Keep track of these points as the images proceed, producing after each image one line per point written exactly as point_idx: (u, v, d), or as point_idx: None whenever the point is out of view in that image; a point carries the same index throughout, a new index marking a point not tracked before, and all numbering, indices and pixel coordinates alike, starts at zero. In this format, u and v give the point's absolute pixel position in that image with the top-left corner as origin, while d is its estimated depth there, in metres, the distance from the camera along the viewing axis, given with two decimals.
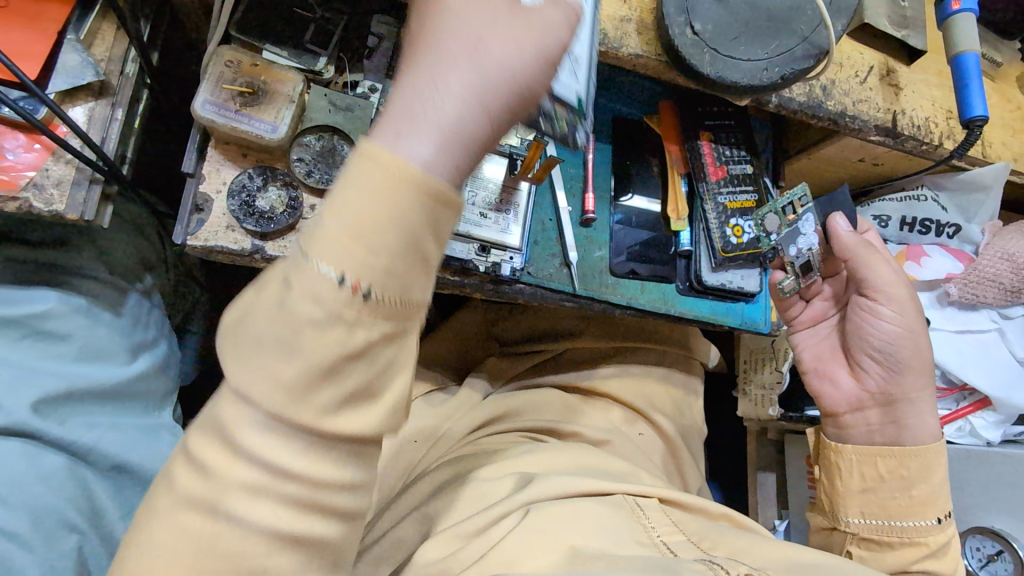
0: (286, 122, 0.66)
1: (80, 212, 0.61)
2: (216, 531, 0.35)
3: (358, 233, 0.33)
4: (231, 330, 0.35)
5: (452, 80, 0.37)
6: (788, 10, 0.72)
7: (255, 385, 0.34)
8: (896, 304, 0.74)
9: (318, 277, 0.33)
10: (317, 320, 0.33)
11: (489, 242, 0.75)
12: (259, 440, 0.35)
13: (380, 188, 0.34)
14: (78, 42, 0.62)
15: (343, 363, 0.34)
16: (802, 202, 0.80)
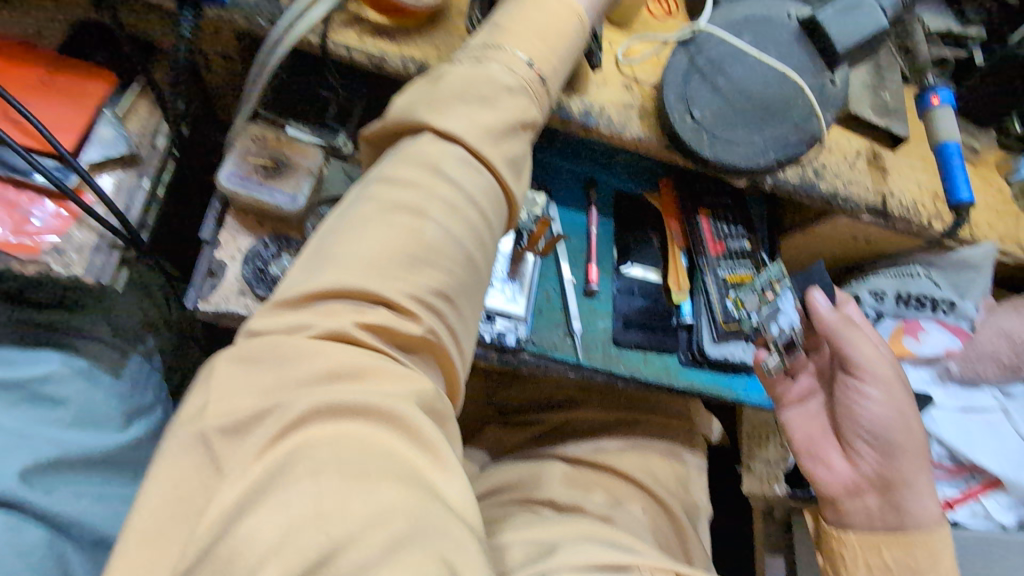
0: (305, 193, 0.69)
1: (98, 276, 0.62)
2: (420, 226, 0.48)
3: (547, 37, 0.59)
4: (435, 97, 0.54)
5: None
6: (782, 99, 0.76)
7: (460, 125, 0.53)
8: (881, 383, 0.74)
9: (514, 56, 0.57)
10: (510, 87, 0.56)
11: (495, 311, 0.77)
12: (458, 166, 0.52)
13: (548, 10, 0.59)
14: (115, 117, 0.66)
15: (513, 126, 0.56)
16: (779, 280, 0.82)
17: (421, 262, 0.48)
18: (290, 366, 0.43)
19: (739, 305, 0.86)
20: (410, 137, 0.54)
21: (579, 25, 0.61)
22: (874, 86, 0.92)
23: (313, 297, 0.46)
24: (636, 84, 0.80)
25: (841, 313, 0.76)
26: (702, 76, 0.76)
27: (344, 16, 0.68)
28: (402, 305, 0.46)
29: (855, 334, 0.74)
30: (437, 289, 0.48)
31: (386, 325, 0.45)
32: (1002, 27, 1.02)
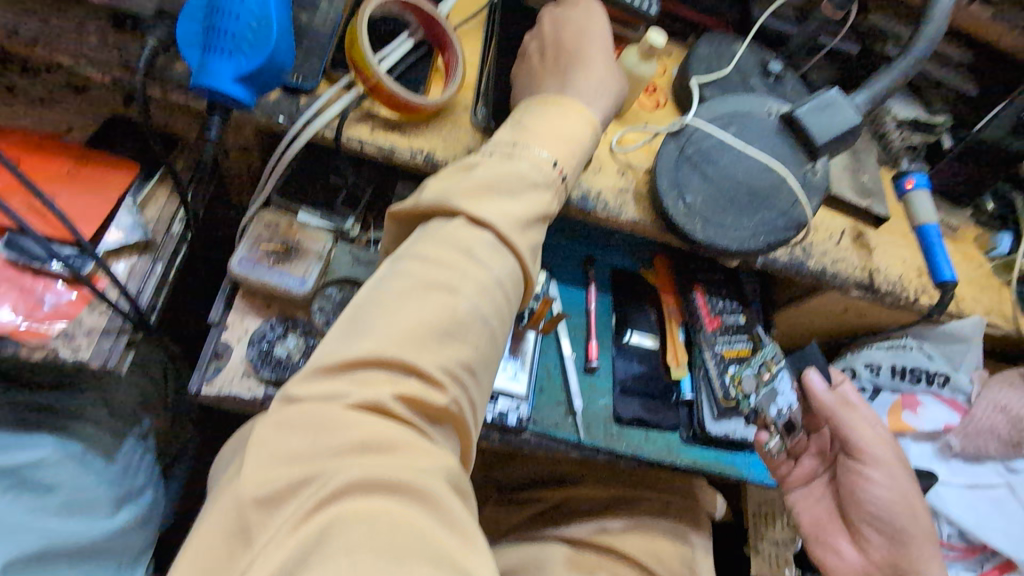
0: (314, 276, 0.72)
1: (104, 360, 0.63)
2: (450, 307, 0.49)
3: (568, 140, 0.62)
4: (470, 186, 0.55)
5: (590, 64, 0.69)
6: (769, 187, 0.81)
7: (492, 213, 0.54)
8: (881, 466, 0.77)
9: (540, 155, 0.59)
10: (538, 184, 0.58)
11: (497, 389, 0.77)
12: (488, 250, 0.53)
13: (568, 117, 0.63)
14: (134, 205, 0.68)
15: (536, 217, 0.57)
16: (774, 361, 0.84)
17: (452, 336, 0.48)
18: (325, 439, 0.43)
19: (736, 389, 0.85)
20: (443, 217, 0.55)
21: (594, 131, 0.65)
22: (853, 169, 0.98)
23: (343, 369, 0.46)
24: (630, 170, 0.84)
25: (836, 395, 0.78)
26: (692, 165, 0.81)
27: (357, 112, 0.72)
28: (434, 378, 0.46)
29: (852, 417, 0.77)
30: (464, 362, 0.49)
31: (418, 396, 0.45)
32: (966, 114, 1.09)
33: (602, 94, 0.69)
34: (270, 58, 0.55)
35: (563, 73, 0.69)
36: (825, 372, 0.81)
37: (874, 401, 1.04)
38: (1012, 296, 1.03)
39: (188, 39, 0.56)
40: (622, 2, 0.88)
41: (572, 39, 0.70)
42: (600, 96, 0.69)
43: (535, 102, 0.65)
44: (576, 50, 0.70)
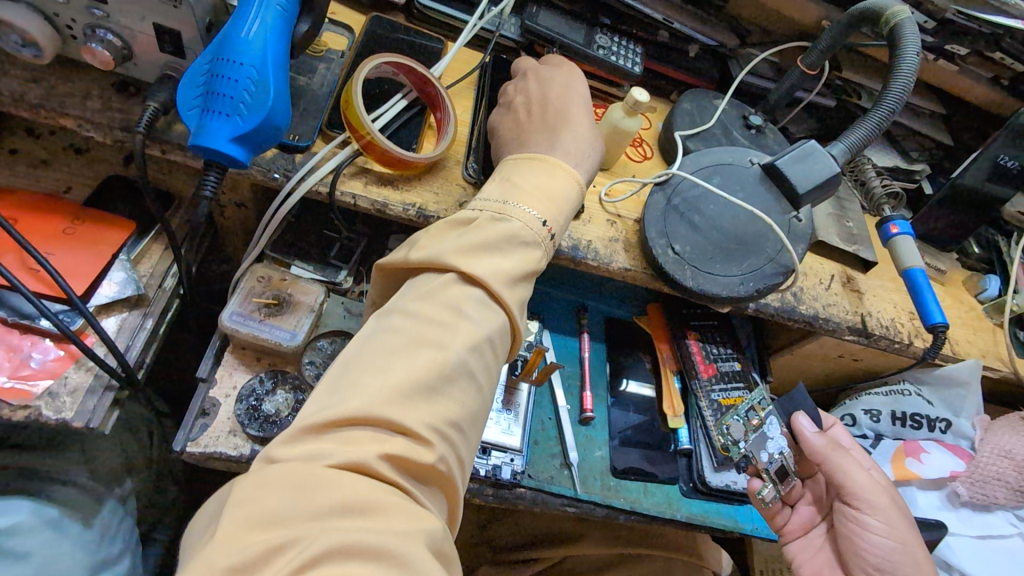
0: (304, 328, 0.71)
1: (87, 420, 0.61)
2: (436, 363, 0.48)
3: (555, 199, 0.63)
4: (464, 243, 0.55)
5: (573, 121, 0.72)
6: (754, 235, 0.82)
7: (484, 270, 0.54)
8: (880, 513, 0.71)
9: (529, 214, 0.60)
10: (528, 242, 0.59)
11: (490, 443, 0.76)
12: (478, 307, 0.53)
13: (555, 176, 0.64)
14: (128, 261, 0.69)
15: (525, 272, 0.58)
16: (762, 406, 0.78)
17: (440, 393, 0.48)
18: (305, 501, 0.41)
19: (728, 434, 0.82)
20: (433, 273, 0.55)
21: (578, 188, 0.65)
22: (838, 216, 1.00)
23: (327, 427, 0.44)
24: (619, 220, 0.86)
25: (827, 438, 0.73)
26: (679, 215, 0.82)
27: (351, 168, 0.74)
28: (421, 437, 0.45)
29: (846, 460, 0.72)
30: (452, 419, 0.48)
31: (405, 456, 0.44)
32: (943, 162, 1.13)
33: (585, 154, 0.70)
34: (267, 117, 0.58)
35: (552, 128, 0.71)
36: (815, 415, 0.75)
37: (875, 450, 1.02)
38: (1006, 338, 1.03)
39: (187, 102, 0.57)
40: (606, 62, 0.93)
41: (557, 99, 0.74)
42: (584, 156, 0.70)
43: (521, 161, 0.66)
44: (561, 111, 0.72)
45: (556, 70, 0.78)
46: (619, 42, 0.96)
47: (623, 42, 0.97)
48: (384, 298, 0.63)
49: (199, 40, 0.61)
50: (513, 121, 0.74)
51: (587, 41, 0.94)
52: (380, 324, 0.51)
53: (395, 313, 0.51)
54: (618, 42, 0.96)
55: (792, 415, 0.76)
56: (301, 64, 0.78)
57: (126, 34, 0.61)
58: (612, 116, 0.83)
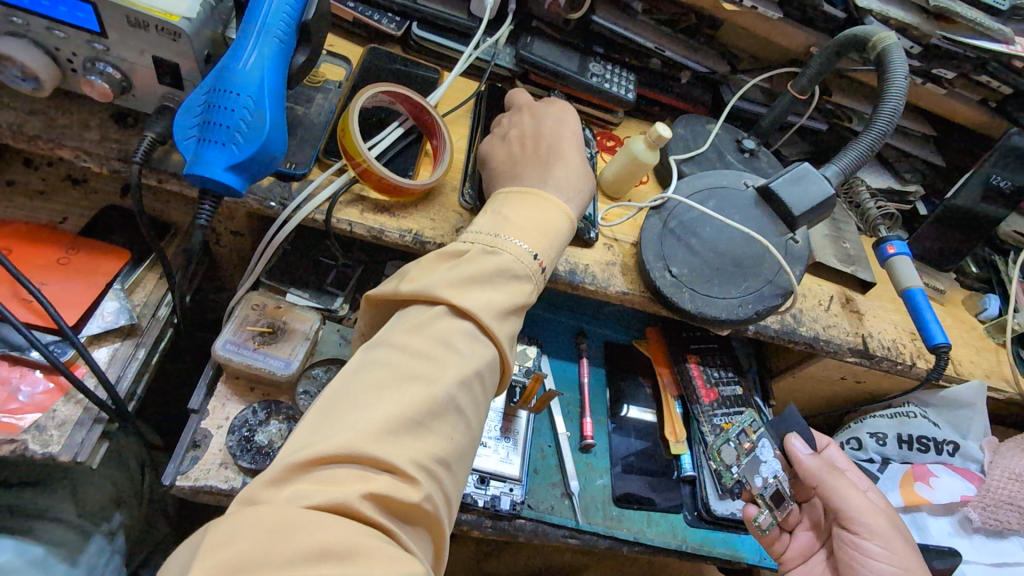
0: (299, 357, 0.70)
1: (74, 454, 0.60)
2: (424, 398, 0.47)
3: (546, 233, 0.62)
4: (455, 276, 0.55)
5: (566, 148, 0.73)
6: (752, 256, 0.82)
7: (476, 303, 0.54)
8: (877, 537, 0.66)
9: (519, 248, 0.60)
10: (519, 275, 0.58)
11: (488, 473, 0.74)
12: (468, 341, 0.52)
13: (546, 211, 0.64)
14: (122, 291, 0.69)
15: (515, 306, 0.57)
16: (753, 429, 0.75)
17: (429, 429, 0.47)
18: (281, 545, 0.38)
19: (721, 459, 0.80)
20: (424, 305, 0.54)
21: (569, 224, 0.65)
22: (835, 237, 1.00)
23: (309, 466, 0.42)
24: (616, 244, 0.86)
25: (821, 458, 0.69)
26: (676, 238, 0.82)
27: (348, 195, 0.74)
28: (407, 475, 0.44)
29: (837, 480, 0.68)
30: (440, 456, 0.47)
31: (390, 495, 0.43)
32: (937, 183, 1.13)
33: (576, 189, 0.70)
34: (264, 144, 0.58)
35: (542, 155, 0.71)
36: (807, 436, 0.72)
37: (883, 474, 0.99)
38: (1010, 357, 1.02)
39: (183, 133, 0.57)
40: (600, 89, 0.94)
41: (551, 129, 0.75)
42: (576, 191, 0.70)
43: (511, 195, 0.66)
44: (555, 136, 0.73)
45: (550, 105, 0.79)
46: (612, 70, 0.98)
47: (615, 70, 0.98)
48: (372, 329, 0.62)
49: (197, 72, 0.61)
50: (509, 147, 0.74)
51: (581, 69, 0.95)
52: (367, 358, 0.50)
53: (383, 347, 0.50)
54: (611, 69, 0.98)
55: (784, 438, 0.72)
56: (298, 94, 0.79)
57: (125, 67, 0.62)
58: (632, 147, 0.84)
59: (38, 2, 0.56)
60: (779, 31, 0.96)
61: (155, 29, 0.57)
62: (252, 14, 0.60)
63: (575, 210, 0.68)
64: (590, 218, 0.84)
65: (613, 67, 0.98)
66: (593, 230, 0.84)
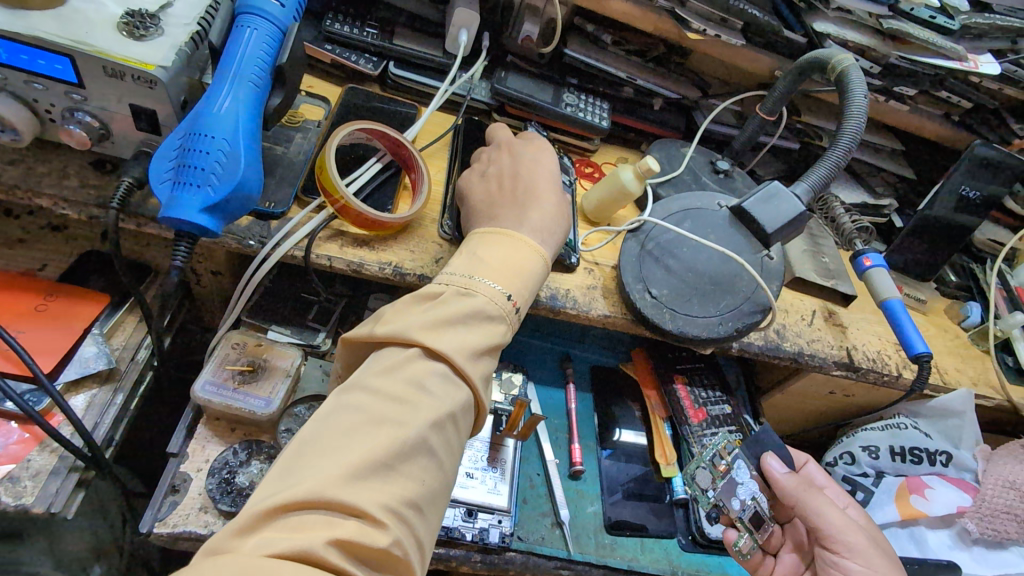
0: (280, 395, 0.70)
1: (48, 504, 0.59)
2: (393, 442, 0.47)
3: (519, 274, 0.63)
4: (429, 318, 0.55)
5: (541, 181, 0.75)
6: (729, 275, 0.83)
7: (450, 345, 0.54)
8: (858, 554, 0.65)
9: (491, 288, 0.60)
10: (492, 316, 0.58)
11: (475, 505, 0.73)
12: (441, 383, 0.52)
13: (518, 252, 0.64)
14: (101, 335, 0.69)
15: (488, 347, 0.57)
16: (728, 450, 0.74)
17: (398, 472, 0.46)
18: None
19: (695, 485, 0.77)
20: (397, 347, 0.54)
21: (539, 259, 0.66)
22: (813, 252, 1.01)
23: (275, 512, 0.42)
24: (597, 268, 0.87)
25: (797, 476, 0.69)
26: (654, 259, 0.83)
27: (327, 231, 0.75)
28: (376, 519, 0.43)
29: (814, 497, 0.67)
30: (410, 499, 0.46)
31: (356, 540, 0.42)
32: (909, 195, 1.16)
33: (552, 231, 0.70)
34: (238, 185, 0.59)
35: (517, 190, 0.72)
36: (783, 454, 0.72)
37: (878, 488, 0.98)
38: (995, 364, 1.03)
39: (158, 178, 0.58)
40: (575, 118, 0.97)
41: (527, 163, 0.77)
42: (552, 231, 0.70)
43: (487, 235, 0.66)
44: (529, 171, 0.75)
45: (527, 143, 0.80)
46: (586, 99, 1.01)
47: (590, 99, 1.01)
48: (349, 371, 0.62)
49: (174, 118, 0.63)
50: (485, 179, 0.76)
51: (555, 99, 0.98)
52: (339, 401, 0.50)
53: (355, 390, 0.50)
54: (585, 99, 1.01)
55: (762, 458, 0.72)
56: (277, 134, 0.80)
57: (103, 116, 0.63)
58: (621, 176, 0.86)
59: (16, 57, 0.57)
60: (744, 57, 0.99)
61: (131, 78, 0.59)
62: (228, 62, 0.62)
63: (550, 252, 0.69)
64: (570, 243, 0.86)
65: (587, 96, 1.01)
66: (575, 255, 0.85)
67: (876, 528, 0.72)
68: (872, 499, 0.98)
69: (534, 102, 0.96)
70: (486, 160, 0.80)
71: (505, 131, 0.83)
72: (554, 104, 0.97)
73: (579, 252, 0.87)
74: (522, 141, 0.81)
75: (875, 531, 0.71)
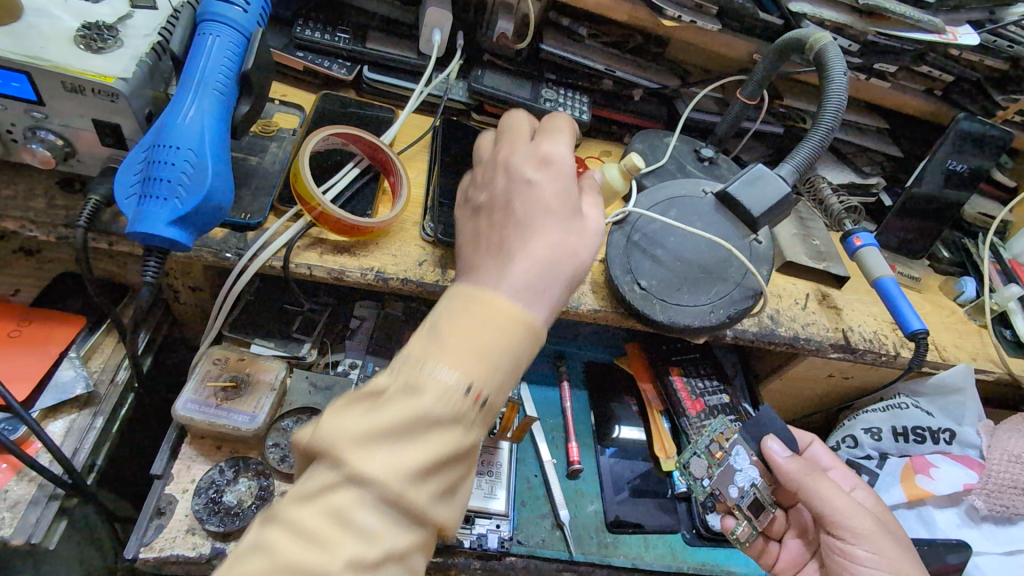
0: (266, 409, 0.68)
1: (28, 536, 0.57)
2: None
3: (486, 353, 0.44)
4: (361, 429, 0.41)
5: (542, 211, 0.52)
6: (717, 262, 0.81)
7: (381, 471, 0.40)
8: (864, 540, 0.63)
9: (440, 382, 0.43)
10: (442, 420, 0.42)
11: (473, 510, 0.71)
12: (371, 519, 0.40)
13: (489, 320, 0.45)
14: (77, 358, 0.67)
15: (442, 462, 0.42)
16: (724, 437, 0.74)
17: None
18: None
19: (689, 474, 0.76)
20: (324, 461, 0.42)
21: (519, 327, 0.46)
22: (803, 235, 1.00)
23: None
24: None
25: (802, 460, 0.67)
26: (641, 250, 0.82)
27: (305, 239, 0.73)
28: None
29: (820, 481, 0.65)
30: None
31: None
32: (898, 173, 1.15)
33: (543, 289, 0.49)
34: (207, 197, 0.57)
35: (506, 228, 0.52)
36: (787, 439, 0.70)
37: (882, 470, 0.97)
38: (993, 337, 1.01)
39: (122, 193, 0.57)
40: (555, 114, 0.96)
41: (528, 182, 0.53)
42: (546, 283, 0.49)
43: (455, 291, 0.48)
44: (530, 188, 0.52)
45: (548, 139, 0.56)
46: (566, 93, 1.00)
47: (570, 93, 1.00)
48: None
49: (140, 132, 0.61)
50: (468, 218, 0.57)
51: (535, 95, 0.97)
52: (259, 535, 0.41)
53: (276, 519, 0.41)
54: (565, 93, 1.00)
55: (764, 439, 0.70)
56: (251, 144, 0.78)
57: (67, 134, 0.61)
58: (596, 177, 0.73)
59: None
60: (721, 42, 0.98)
61: (92, 92, 0.57)
62: (189, 72, 0.61)
63: (540, 315, 0.48)
64: None
65: (567, 91, 1.00)
66: None
67: (884, 511, 0.71)
68: (877, 482, 0.97)
69: (513, 99, 0.94)
70: (479, 175, 0.58)
71: (511, 142, 0.57)
72: (534, 99, 0.96)
73: None
74: (526, 144, 0.56)
75: (882, 514, 0.70)
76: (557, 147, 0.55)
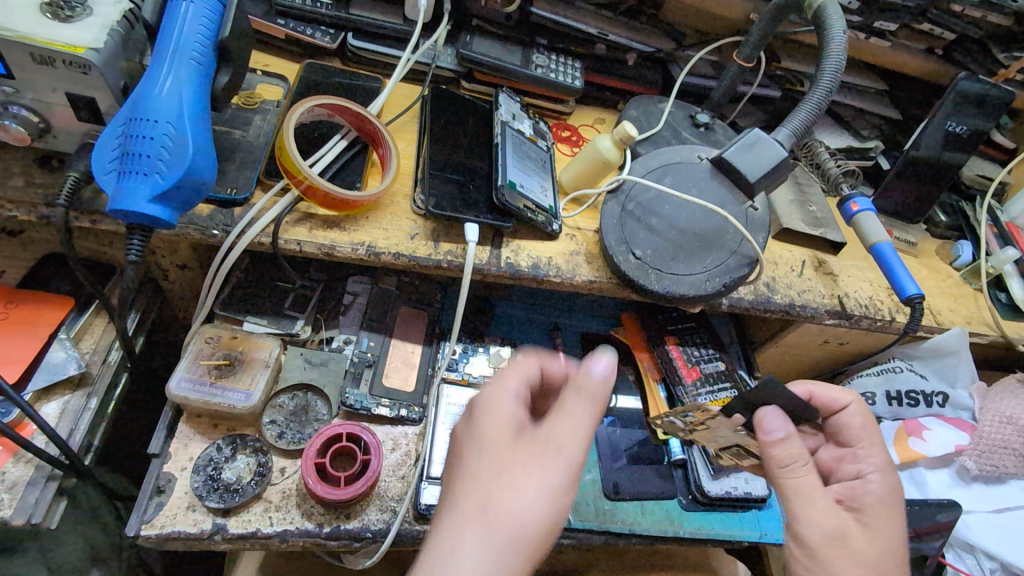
0: (260, 387, 0.68)
1: (28, 516, 0.57)
2: None
3: None
4: None
5: (473, 458, 0.50)
6: (713, 230, 0.81)
7: None
8: (804, 542, 0.59)
9: None
10: None
11: None
12: None
13: None
14: (68, 339, 0.66)
15: None
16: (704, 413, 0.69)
17: None
18: None
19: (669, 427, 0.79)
20: None
21: None
22: (800, 201, 0.99)
23: None
24: (579, 233, 0.84)
25: (795, 441, 0.61)
26: (636, 219, 0.81)
27: (294, 214, 0.72)
28: None
29: (788, 476, 0.61)
30: None
31: None
32: (896, 136, 1.13)
33: (475, 553, 0.46)
34: (189, 172, 0.56)
35: (451, 478, 0.51)
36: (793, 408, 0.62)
37: None
38: (988, 301, 1.01)
39: (101, 169, 0.55)
40: (546, 80, 0.93)
41: (476, 425, 0.53)
42: (478, 548, 0.46)
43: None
44: (465, 429, 0.53)
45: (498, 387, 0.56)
46: (558, 58, 0.97)
47: (562, 58, 0.97)
48: None
49: (116, 105, 0.59)
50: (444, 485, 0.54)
51: (526, 61, 0.94)
52: None
53: None
54: (557, 58, 0.97)
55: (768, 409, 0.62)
56: (233, 117, 0.76)
57: (41, 108, 0.59)
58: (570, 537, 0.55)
59: None
60: None
61: (63, 64, 0.55)
62: (165, 40, 0.58)
63: None
64: (551, 211, 0.83)
65: (559, 56, 0.98)
66: (557, 221, 0.83)
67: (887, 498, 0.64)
68: None
69: (503, 65, 0.92)
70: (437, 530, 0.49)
71: (469, 404, 0.55)
72: (524, 65, 0.93)
73: (561, 218, 0.84)
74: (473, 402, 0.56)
75: (877, 500, 0.64)
76: (503, 396, 0.54)
